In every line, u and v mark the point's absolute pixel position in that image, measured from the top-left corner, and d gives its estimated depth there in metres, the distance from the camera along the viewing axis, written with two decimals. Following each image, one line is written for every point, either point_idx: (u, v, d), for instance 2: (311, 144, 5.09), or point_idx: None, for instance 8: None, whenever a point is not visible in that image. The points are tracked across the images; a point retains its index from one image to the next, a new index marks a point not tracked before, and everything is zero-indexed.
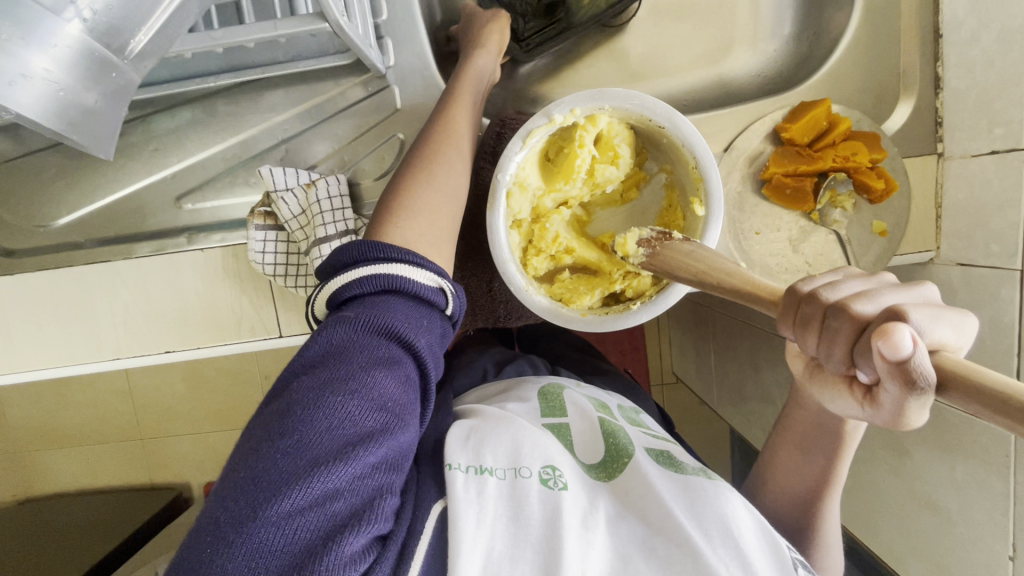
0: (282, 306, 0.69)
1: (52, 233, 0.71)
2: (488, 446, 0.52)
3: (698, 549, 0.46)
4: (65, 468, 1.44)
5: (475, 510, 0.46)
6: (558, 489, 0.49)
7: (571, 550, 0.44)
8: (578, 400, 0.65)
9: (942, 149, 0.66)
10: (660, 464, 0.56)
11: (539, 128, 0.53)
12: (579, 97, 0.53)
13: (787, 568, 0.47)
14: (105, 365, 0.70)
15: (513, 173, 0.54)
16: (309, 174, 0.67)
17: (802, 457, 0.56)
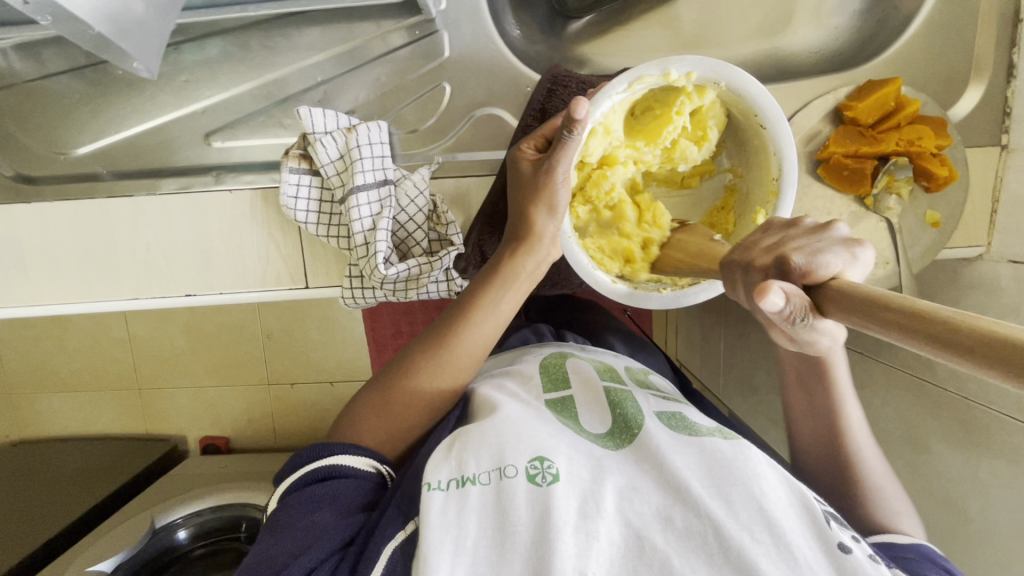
0: (309, 256, 0.67)
1: (70, 162, 0.67)
2: (469, 449, 0.45)
3: (718, 523, 0.40)
4: (63, 411, 1.42)
5: (453, 536, 0.40)
6: (548, 485, 0.42)
7: (568, 549, 0.38)
8: (582, 368, 0.60)
9: (1005, 141, 0.64)
10: (674, 429, 0.50)
11: (651, 76, 0.50)
12: (707, 62, 0.50)
13: (817, 535, 0.40)
14: (119, 304, 0.68)
15: (600, 115, 0.52)
16: (348, 118, 0.64)
17: (806, 398, 0.54)
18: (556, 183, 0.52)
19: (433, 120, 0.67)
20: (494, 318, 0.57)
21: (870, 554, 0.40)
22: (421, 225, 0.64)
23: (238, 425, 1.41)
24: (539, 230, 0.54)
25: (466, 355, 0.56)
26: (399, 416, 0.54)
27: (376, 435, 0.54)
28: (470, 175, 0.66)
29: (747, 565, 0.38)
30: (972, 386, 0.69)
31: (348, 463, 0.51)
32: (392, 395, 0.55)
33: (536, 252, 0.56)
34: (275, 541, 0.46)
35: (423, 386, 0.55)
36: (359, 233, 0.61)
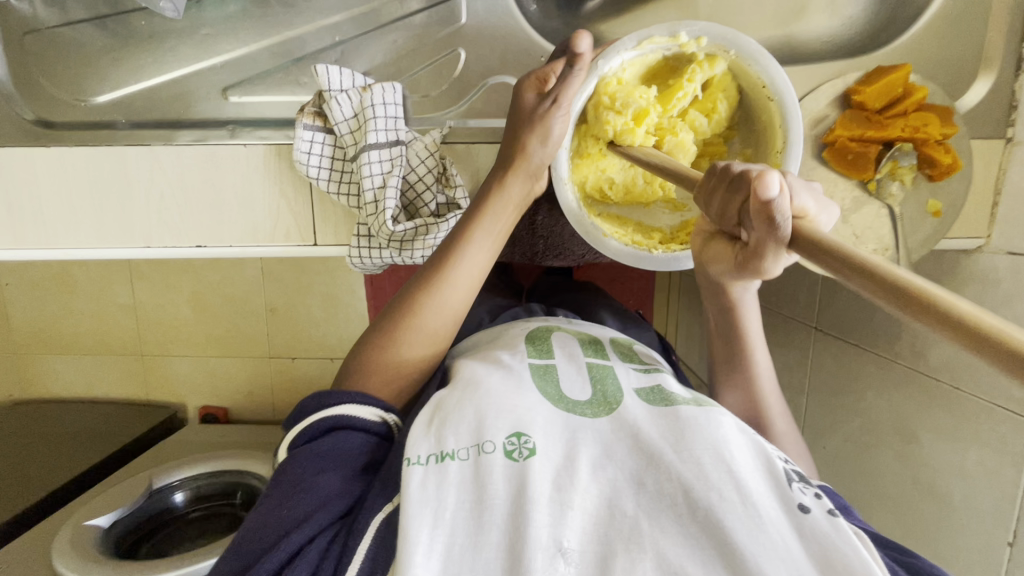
0: (320, 215, 0.68)
1: (90, 111, 0.69)
2: (449, 425, 0.47)
3: (687, 486, 0.43)
4: (66, 370, 1.44)
5: (433, 508, 0.42)
6: (524, 459, 0.44)
7: (542, 519, 0.41)
8: (566, 344, 0.62)
9: (1011, 134, 0.64)
10: (651, 402, 0.52)
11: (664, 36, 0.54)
12: (720, 30, 0.53)
13: (785, 491, 0.43)
14: (132, 253, 0.69)
15: (612, 69, 0.55)
16: (364, 79, 0.65)
17: (729, 353, 0.61)
18: (554, 116, 0.55)
19: (446, 85, 0.68)
20: (487, 247, 0.60)
21: (830, 510, 0.42)
22: (430, 186, 0.65)
23: (238, 393, 1.43)
24: (529, 157, 0.57)
25: (461, 284, 0.59)
26: (395, 345, 0.56)
27: (381, 378, 0.56)
28: (479, 141, 0.67)
29: (714, 524, 0.41)
30: (964, 377, 0.70)
31: (357, 413, 0.52)
32: (392, 326, 0.57)
33: (525, 185, 0.59)
34: (280, 504, 0.47)
35: (426, 316, 0.57)
36: (369, 190, 0.62)
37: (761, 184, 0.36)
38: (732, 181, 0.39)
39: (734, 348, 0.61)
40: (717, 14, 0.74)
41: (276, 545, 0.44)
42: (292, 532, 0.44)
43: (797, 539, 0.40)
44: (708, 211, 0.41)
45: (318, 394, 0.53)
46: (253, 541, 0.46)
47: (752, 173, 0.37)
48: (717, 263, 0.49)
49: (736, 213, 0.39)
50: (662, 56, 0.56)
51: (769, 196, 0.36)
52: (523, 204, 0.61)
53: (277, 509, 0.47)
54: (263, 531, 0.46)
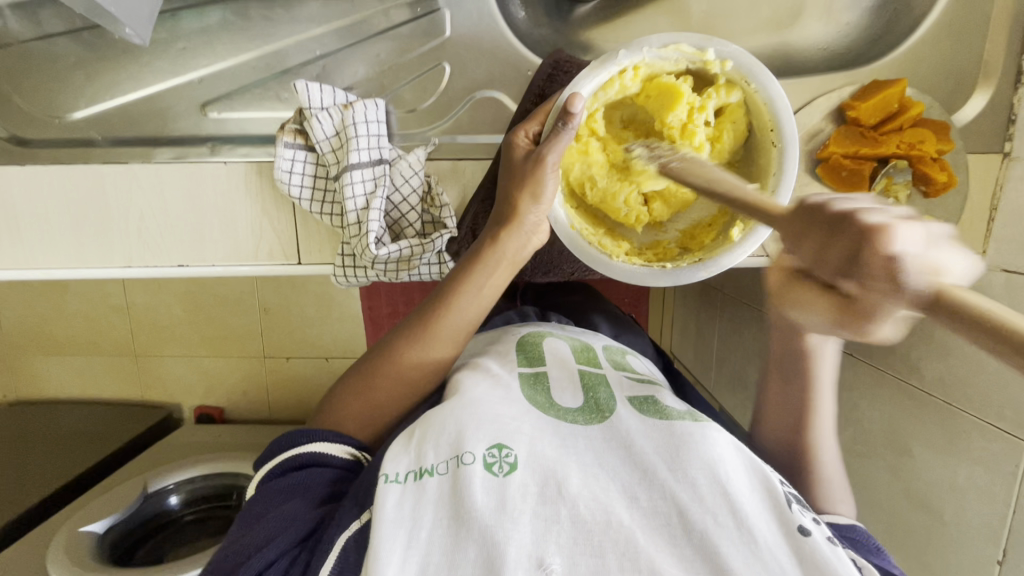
0: (303, 233, 0.67)
1: (67, 127, 0.67)
2: (429, 438, 0.47)
3: (681, 506, 0.42)
4: (58, 376, 1.43)
5: (408, 528, 0.41)
6: (504, 474, 0.44)
7: (523, 537, 0.40)
8: (558, 349, 0.62)
9: (1008, 149, 0.62)
10: (645, 413, 0.52)
11: (691, 44, 0.52)
12: (744, 58, 0.51)
13: (782, 509, 0.43)
14: (113, 272, 0.68)
15: (627, 59, 0.53)
16: (346, 95, 0.63)
17: (785, 388, 0.57)
18: (545, 173, 0.54)
19: (431, 99, 0.66)
20: (479, 303, 0.58)
21: (829, 536, 0.42)
22: (414, 206, 0.64)
23: (232, 397, 1.42)
24: (522, 214, 0.56)
25: (451, 335, 0.58)
26: (392, 387, 0.56)
27: (360, 420, 0.56)
28: (466, 157, 0.66)
29: (707, 544, 0.41)
30: (957, 393, 0.69)
31: (328, 451, 0.52)
32: (378, 376, 0.56)
33: (520, 239, 0.57)
34: (244, 534, 0.47)
35: (407, 367, 0.56)
36: (351, 211, 0.61)
37: (887, 236, 0.29)
38: (834, 224, 0.33)
39: (795, 375, 0.56)
40: (711, 22, 0.72)
41: (240, 569, 0.44)
42: (252, 558, 0.45)
43: (794, 564, 0.40)
44: (796, 252, 0.36)
45: (292, 432, 0.54)
46: (221, 566, 0.46)
47: (871, 220, 0.31)
48: (806, 314, 0.39)
49: (841, 260, 0.32)
50: (682, 67, 0.53)
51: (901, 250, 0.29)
52: (516, 260, 0.59)
53: (241, 538, 0.47)
54: (230, 555, 0.46)
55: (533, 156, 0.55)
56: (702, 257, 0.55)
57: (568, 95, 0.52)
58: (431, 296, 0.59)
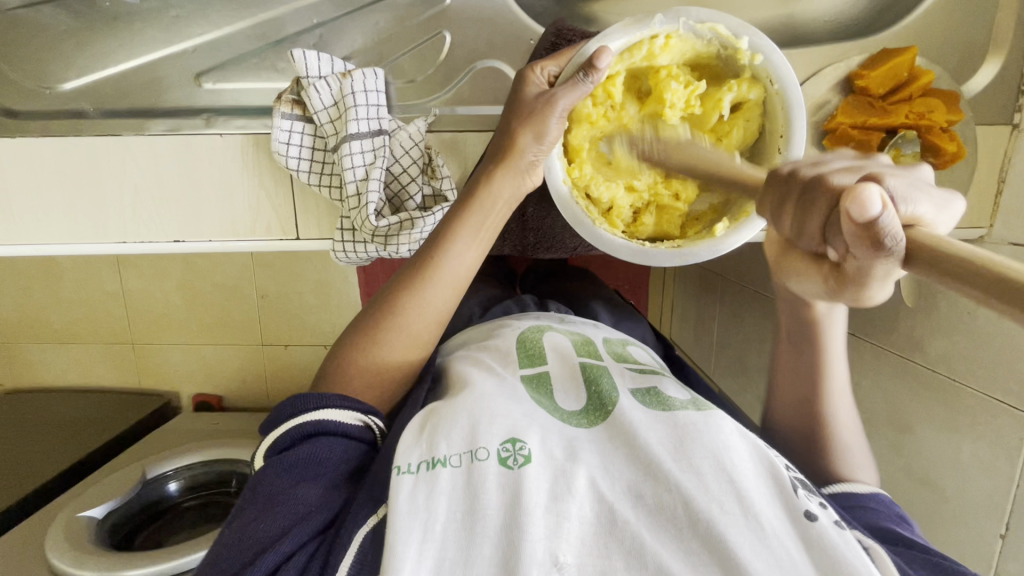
0: (302, 207, 0.66)
1: (57, 99, 0.65)
2: (440, 432, 0.45)
3: (687, 497, 0.41)
4: (54, 362, 1.42)
5: (422, 521, 0.40)
6: (519, 467, 0.43)
7: (537, 532, 0.39)
8: (559, 344, 0.60)
9: (1018, 120, 0.62)
10: (647, 405, 0.51)
11: (731, 27, 0.50)
12: (779, 58, 0.50)
13: (787, 493, 0.42)
14: (108, 248, 0.67)
15: (663, 27, 0.51)
16: (344, 64, 0.62)
17: (796, 355, 0.57)
18: (552, 116, 0.52)
19: (431, 70, 0.65)
20: (477, 245, 0.57)
21: (836, 520, 0.42)
22: (415, 178, 0.63)
23: (230, 382, 1.42)
24: (521, 152, 0.54)
25: (449, 281, 0.56)
26: (394, 333, 0.55)
27: (365, 381, 0.54)
28: (467, 129, 0.65)
29: (714, 539, 0.39)
30: (961, 368, 0.69)
31: (340, 418, 0.50)
32: (382, 329, 0.55)
33: (517, 180, 0.56)
34: (252, 521, 0.44)
35: (410, 317, 0.55)
36: (351, 182, 0.60)
37: (855, 201, 0.30)
38: (805, 189, 0.35)
39: (804, 342, 0.56)
40: None
41: (255, 562, 0.42)
42: (269, 549, 0.42)
43: (803, 550, 0.39)
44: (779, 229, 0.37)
45: (300, 398, 0.51)
46: (228, 559, 0.43)
47: (835, 182, 0.33)
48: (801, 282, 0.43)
49: (819, 227, 0.34)
50: (713, 49, 0.52)
51: (871, 215, 0.30)
52: (512, 202, 0.57)
53: (249, 525, 0.44)
54: (240, 545, 0.43)
55: (545, 96, 0.53)
56: (682, 245, 0.56)
57: (594, 49, 0.51)
58: (429, 239, 0.58)
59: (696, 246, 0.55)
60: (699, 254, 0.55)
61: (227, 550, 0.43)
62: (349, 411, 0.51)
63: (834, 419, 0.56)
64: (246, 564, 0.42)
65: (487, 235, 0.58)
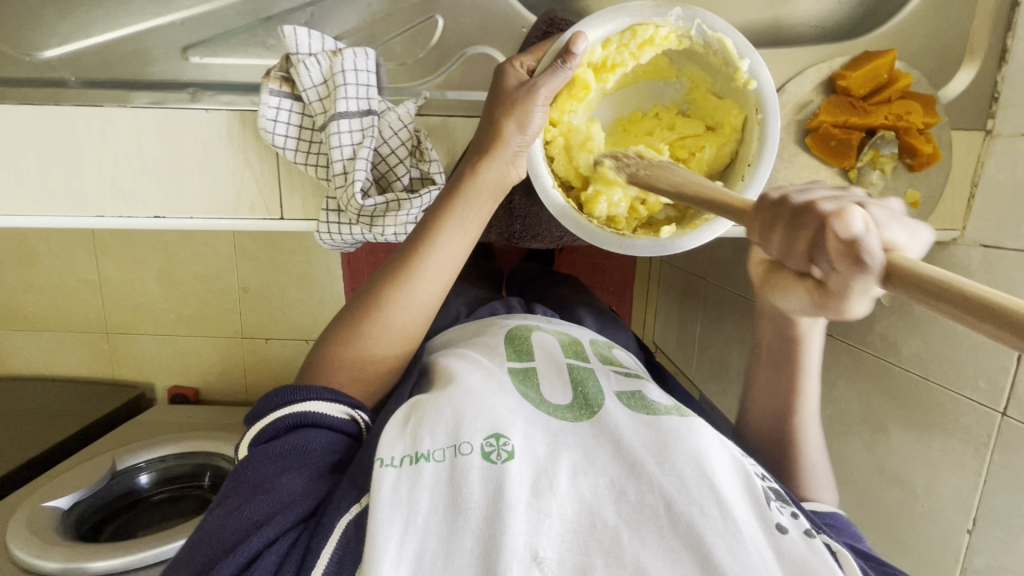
0: (287, 187, 0.65)
1: (38, 68, 0.64)
2: (425, 424, 0.45)
3: (668, 499, 0.41)
4: (20, 350, 1.37)
5: (404, 513, 0.40)
6: (502, 462, 0.42)
7: (519, 527, 0.39)
8: (546, 343, 0.60)
9: (991, 126, 0.64)
10: (632, 408, 0.51)
11: (738, 44, 0.50)
12: (770, 88, 0.50)
13: (761, 501, 0.43)
14: (85, 222, 0.65)
15: (677, 22, 0.51)
16: (334, 42, 0.61)
17: (774, 374, 0.57)
18: (535, 104, 0.52)
19: (422, 53, 0.65)
20: (463, 235, 0.57)
21: (808, 530, 0.42)
22: (403, 159, 0.62)
23: (207, 374, 1.39)
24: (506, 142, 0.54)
25: (432, 273, 0.55)
26: (377, 327, 0.54)
27: (349, 374, 0.54)
28: (456, 114, 0.65)
29: (694, 539, 0.40)
30: (933, 368, 0.70)
31: (323, 409, 0.49)
32: (365, 320, 0.54)
33: (506, 168, 0.55)
34: (235, 509, 0.44)
35: (396, 311, 0.55)
36: (337, 161, 0.59)
37: (839, 220, 0.31)
38: (794, 213, 0.33)
39: (782, 367, 0.56)
40: None
41: (235, 549, 0.41)
42: (249, 537, 0.41)
43: (775, 558, 0.40)
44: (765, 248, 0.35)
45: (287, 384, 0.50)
46: (208, 545, 0.42)
47: (827, 207, 0.32)
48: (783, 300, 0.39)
49: (807, 248, 0.33)
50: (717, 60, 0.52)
51: (853, 233, 0.31)
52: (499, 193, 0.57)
53: (228, 518, 0.43)
54: (220, 532, 0.43)
55: (526, 86, 0.53)
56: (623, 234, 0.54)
57: (569, 35, 0.51)
58: (414, 231, 0.57)
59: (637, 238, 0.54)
60: (635, 249, 0.54)
61: (207, 546, 0.42)
62: (334, 401, 0.50)
63: (804, 447, 0.57)
64: (226, 550, 0.41)
65: (476, 224, 0.57)
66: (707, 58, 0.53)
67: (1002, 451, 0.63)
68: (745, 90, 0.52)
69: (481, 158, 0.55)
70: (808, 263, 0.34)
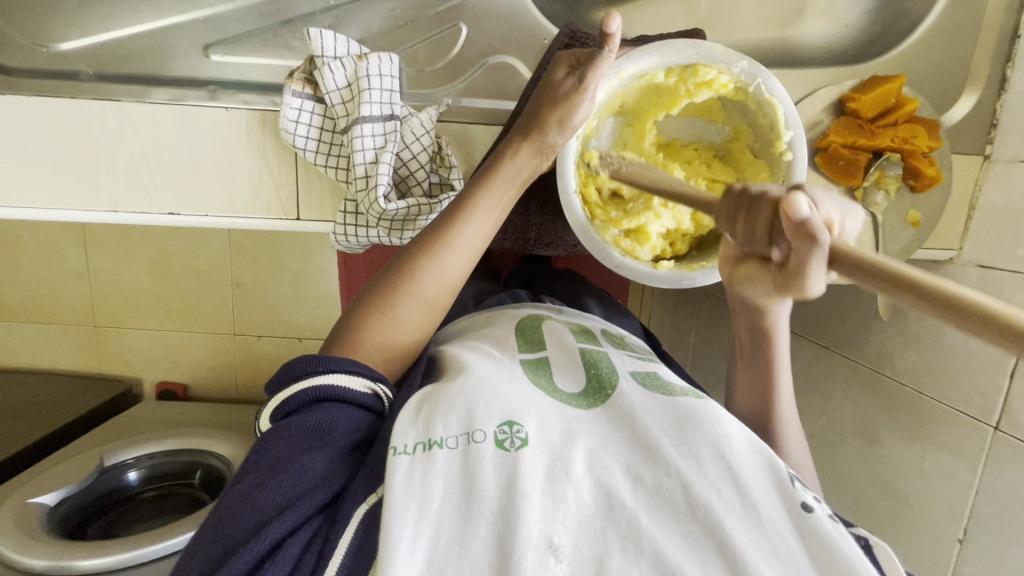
0: (304, 187, 0.65)
1: (54, 60, 0.63)
2: (437, 413, 0.46)
3: (686, 483, 0.42)
4: (5, 342, 1.33)
5: (418, 500, 0.40)
6: (515, 449, 0.43)
7: (533, 515, 0.40)
8: (558, 331, 0.61)
9: (988, 151, 0.67)
10: (647, 388, 0.53)
11: (787, 115, 0.53)
12: (801, 166, 0.54)
13: (782, 481, 0.44)
14: (94, 216, 0.64)
15: (740, 74, 0.53)
16: (359, 47, 0.62)
17: (748, 371, 0.60)
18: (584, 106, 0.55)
19: (444, 62, 0.66)
20: (492, 217, 0.59)
21: (831, 514, 0.43)
22: (424, 165, 0.63)
23: (199, 371, 1.37)
24: (546, 133, 0.56)
25: (461, 251, 0.58)
26: (411, 295, 0.56)
27: (373, 350, 0.54)
28: (476, 122, 0.66)
29: (711, 524, 0.41)
30: (928, 381, 0.73)
31: (347, 385, 0.50)
32: (395, 293, 0.56)
33: (538, 159, 0.58)
34: (253, 492, 0.43)
35: (424, 282, 0.56)
36: (360, 164, 0.60)
37: (790, 204, 0.35)
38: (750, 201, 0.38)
39: (757, 359, 0.59)
40: (718, 11, 0.73)
41: (256, 534, 0.41)
42: (270, 522, 0.41)
43: (799, 541, 0.41)
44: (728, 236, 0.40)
45: (308, 359, 0.51)
46: (230, 525, 0.42)
47: (778, 196, 0.37)
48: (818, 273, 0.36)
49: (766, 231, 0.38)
50: (767, 120, 0.55)
51: (803, 216, 0.35)
52: (529, 177, 0.59)
53: (246, 501, 0.43)
54: (242, 514, 0.42)
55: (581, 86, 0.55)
56: (625, 252, 0.58)
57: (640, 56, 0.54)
58: (444, 211, 0.59)
59: (635, 261, 0.57)
60: (635, 272, 0.57)
61: (224, 528, 0.42)
62: (356, 378, 0.51)
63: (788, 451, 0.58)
64: (249, 533, 0.41)
65: (505, 206, 0.60)
66: (757, 115, 0.56)
67: (994, 463, 0.65)
68: (780, 159, 0.56)
69: (524, 140, 0.57)
70: (768, 245, 0.39)
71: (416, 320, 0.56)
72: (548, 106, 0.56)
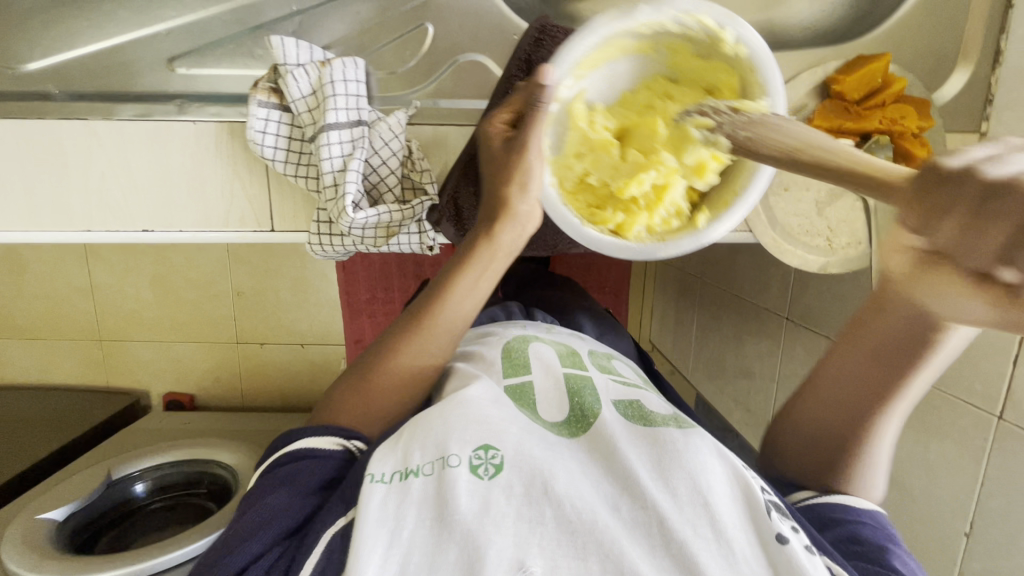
0: (278, 198, 0.64)
1: (21, 79, 0.63)
2: (417, 439, 0.45)
3: (662, 516, 0.41)
4: (11, 362, 1.35)
5: (390, 528, 0.40)
6: (490, 476, 0.42)
7: (503, 541, 0.39)
8: (543, 353, 0.60)
9: (985, 128, 0.64)
10: (629, 419, 0.51)
11: (715, 17, 0.46)
12: (762, 50, 0.46)
13: (758, 512, 0.42)
14: (74, 235, 0.64)
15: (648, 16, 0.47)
16: (323, 52, 0.61)
17: (865, 363, 0.48)
18: (530, 158, 0.51)
19: (413, 62, 0.64)
20: (477, 287, 0.57)
21: (807, 544, 0.41)
22: (394, 170, 0.62)
23: (203, 383, 1.38)
24: (513, 206, 0.53)
25: (447, 325, 0.56)
26: (409, 373, 0.55)
27: (361, 416, 0.54)
28: (449, 123, 0.65)
29: (686, 559, 0.39)
30: None
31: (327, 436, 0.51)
32: (378, 369, 0.55)
33: (518, 231, 0.56)
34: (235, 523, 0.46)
35: (406, 356, 0.55)
36: (328, 173, 0.59)
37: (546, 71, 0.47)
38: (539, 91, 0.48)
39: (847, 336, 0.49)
40: None
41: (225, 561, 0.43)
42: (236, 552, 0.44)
43: (772, 574, 0.39)
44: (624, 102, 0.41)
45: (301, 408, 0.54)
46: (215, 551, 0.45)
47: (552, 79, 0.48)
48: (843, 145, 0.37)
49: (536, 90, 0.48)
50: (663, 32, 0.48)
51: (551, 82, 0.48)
52: (514, 250, 0.57)
53: (229, 531, 0.46)
54: (223, 542, 0.45)
55: (512, 141, 0.51)
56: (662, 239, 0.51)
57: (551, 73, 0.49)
58: (424, 292, 0.58)
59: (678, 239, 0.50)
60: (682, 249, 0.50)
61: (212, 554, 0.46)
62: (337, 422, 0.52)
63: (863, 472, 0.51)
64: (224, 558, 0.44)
65: (490, 275, 0.57)
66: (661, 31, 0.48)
67: (998, 454, 0.62)
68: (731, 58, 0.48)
69: (494, 221, 0.55)
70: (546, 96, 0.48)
71: (405, 386, 0.55)
72: (507, 177, 0.53)
